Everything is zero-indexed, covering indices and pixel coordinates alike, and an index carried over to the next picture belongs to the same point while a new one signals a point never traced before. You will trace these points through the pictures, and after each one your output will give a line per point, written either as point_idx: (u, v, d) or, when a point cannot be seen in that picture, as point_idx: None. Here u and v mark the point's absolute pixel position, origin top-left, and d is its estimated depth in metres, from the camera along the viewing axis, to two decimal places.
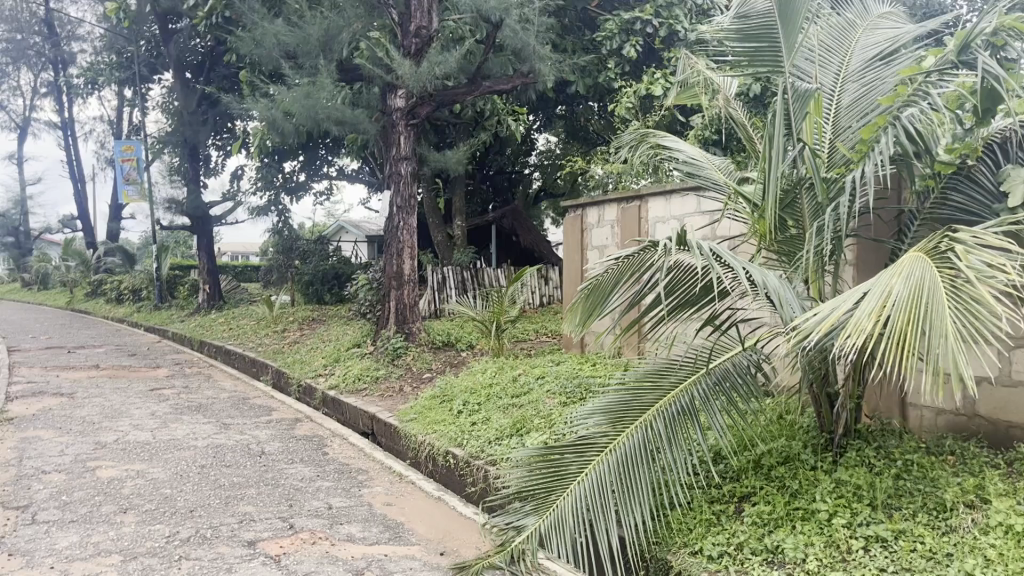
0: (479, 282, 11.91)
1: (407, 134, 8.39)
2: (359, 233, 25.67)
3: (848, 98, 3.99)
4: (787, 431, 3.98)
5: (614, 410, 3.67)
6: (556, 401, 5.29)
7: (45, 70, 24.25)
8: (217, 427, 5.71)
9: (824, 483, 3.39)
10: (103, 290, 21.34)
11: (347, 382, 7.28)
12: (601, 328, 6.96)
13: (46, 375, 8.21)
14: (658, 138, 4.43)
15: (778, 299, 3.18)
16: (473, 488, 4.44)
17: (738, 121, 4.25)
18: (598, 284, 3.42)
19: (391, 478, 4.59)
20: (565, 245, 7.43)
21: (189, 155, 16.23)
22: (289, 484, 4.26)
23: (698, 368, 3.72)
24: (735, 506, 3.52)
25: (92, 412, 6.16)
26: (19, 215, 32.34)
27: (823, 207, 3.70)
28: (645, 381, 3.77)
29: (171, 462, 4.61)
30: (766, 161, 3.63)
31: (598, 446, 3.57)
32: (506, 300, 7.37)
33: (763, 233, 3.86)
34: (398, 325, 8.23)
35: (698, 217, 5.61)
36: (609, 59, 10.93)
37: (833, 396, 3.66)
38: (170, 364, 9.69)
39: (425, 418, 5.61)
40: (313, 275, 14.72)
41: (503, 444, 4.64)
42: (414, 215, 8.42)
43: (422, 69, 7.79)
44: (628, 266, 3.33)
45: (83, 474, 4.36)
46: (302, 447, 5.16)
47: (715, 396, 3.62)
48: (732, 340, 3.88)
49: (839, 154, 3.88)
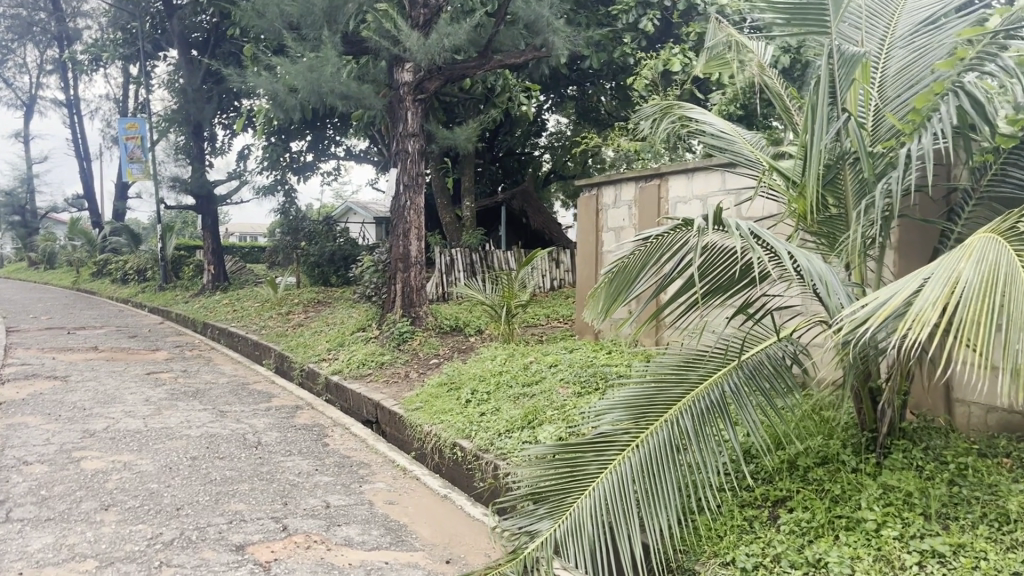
0: (489, 265, 11.57)
1: (415, 110, 8.05)
2: (366, 215, 25.42)
3: (894, 67, 3.63)
4: (822, 428, 3.67)
5: (636, 405, 3.37)
6: (570, 391, 4.98)
7: (50, 48, 23.95)
8: (214, 414, 5.44)
9: (869, 489, 3.08)
10: (108, 269, 21.14)
11: (351, 367, 7.02)
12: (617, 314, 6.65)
13: (41, 357, 7.94)
14: (687, 111, 4.09)
15: (824, 283, 2.87)
16: (481, 483, 4.17)
17: (774, 91, 3.89)
18: (622, 267, 3.10)
19: (394, 472, 4.30)
20: (578, 226, 7.06)
21: (194, 133, 15.93)
22: (285, 479, 3.98)
23: (729, 359, 3.42)
24: (769, 511, 3.22)
25: (84, 397, 5.90)
26: (26, 194, 32.13)
27: (869, 183, 3.35)
28: (670, 373, 3.47)
29: (161, 453, 4.34)
30: (807, 132, 3.25)
31: (620, 444, 3.27)
32: (517, 284, 7.11)
33: (801, 214, 3.50)
34: (405, 309, 7.94)
35: (722, 195, 5.27)
36: (625, 34, 10.57)
37: (877, 393, 3.35)
38: (171, 346, 9.42)
39: (430, 407, 5.33)
40: (320, 256, 14.40)
41: (514, 436, 4.36)
42: (421, 194, 8.10)
43: (430, 41, 7.42)
44: (656, 248, 3.01)
45: (66, 466, 4.08)
46: (301, 437, 4.89)
47: (748, 390, 3.31)
48: (767, 330, 3.58)
49: (885, 126, 3.51)
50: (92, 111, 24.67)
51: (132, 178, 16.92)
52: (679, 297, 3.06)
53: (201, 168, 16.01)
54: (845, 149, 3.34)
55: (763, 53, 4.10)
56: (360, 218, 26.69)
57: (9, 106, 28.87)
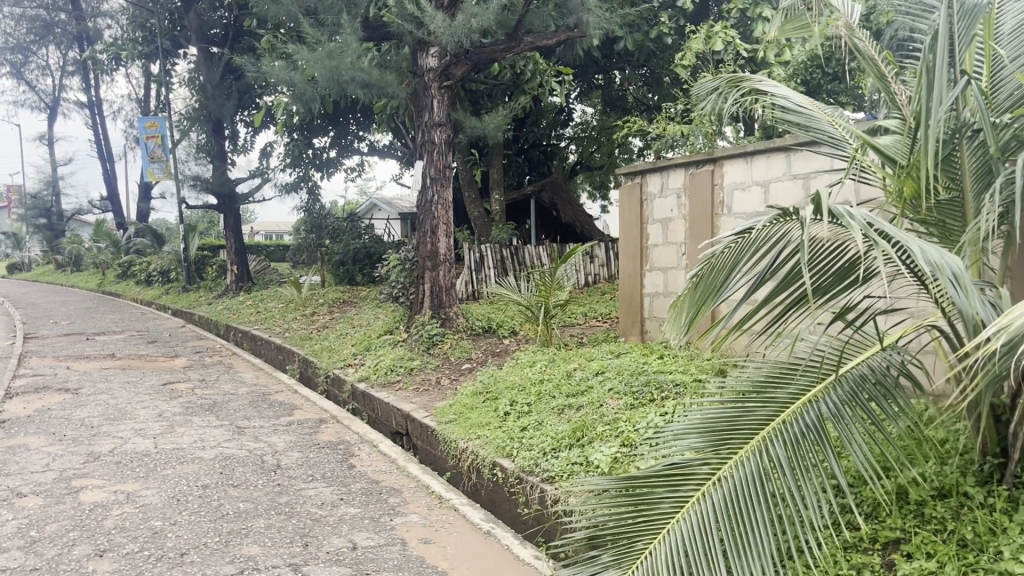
0: (520, 261, 11.04)
1: (441, 98, 7.56)
2: (391, 211, 25.05)
3: (1011, 22, 3.06)
4: (937, 450, 3.10)
5: (716, 430, 2.86)
6: (621, 403, 4.46)
7: (71, 50, 23.75)
8: (231, 431, 4.99)
9: (1012, 532, 2.52)
10: (133, 271, 20.92)
11: (378, 374, 6.55)
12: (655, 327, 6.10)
13: (55, 367, 7.56)
14: (757, 84, 3.52)
15: (958, 282, 2.25)
16: (528, 511, 3.66)
17: (866, 55, 3.26)
18: (709, 270, 2.57)
19: (429, 502, 3.79)
20: (621, 219, 6.46)
21: (215, 130, 15.56)
22: (306, 512, 3.50)
23: (824, 374, 2.87)
24: (883, 558, 2.67)
25: (93, 413, 5.48)
26: (52, 196, 32.09)
27: (993, 160, 2.78)
28: (754, 393, 2.94)
29: (169, 482, 3.89)
30: (920, 101, 2.68)
31: (698, 477, 2.76)
32: (554, 282, 6.58)
33: (909, 198, 2.91)
34: (433, 310, 7.47)
35: (788, 182, 4.73)
36: (662, 13, 9.97)
37: (1004, 413, 2.79)
38: (189, 353, 9.02)
39: (466, 419, 4.84)
40: (344, 254, 13.95)
41: (562, 457, 3.85)
42: (449, 187, 7.59)
43: (457, 22, 6.89)
44: (748, 245, 2.46)
45: (62, 499, 3.65)
46: (324, 459, 4.42)
47: (852, 411, 2.76)
48: (867, 337, 3.02)
49: (1007, 90, 2.94)
50: (114, 112, 24.47)
51: (152, 178, 16.61)
52: (775, 301, 2.50)
53: (222, 166, 15.62)
54: (964, 119, 2.76)
55: (851, 10, 3.47)
56: (385, 215, 26.37)
57: (33, 108, 28.89)
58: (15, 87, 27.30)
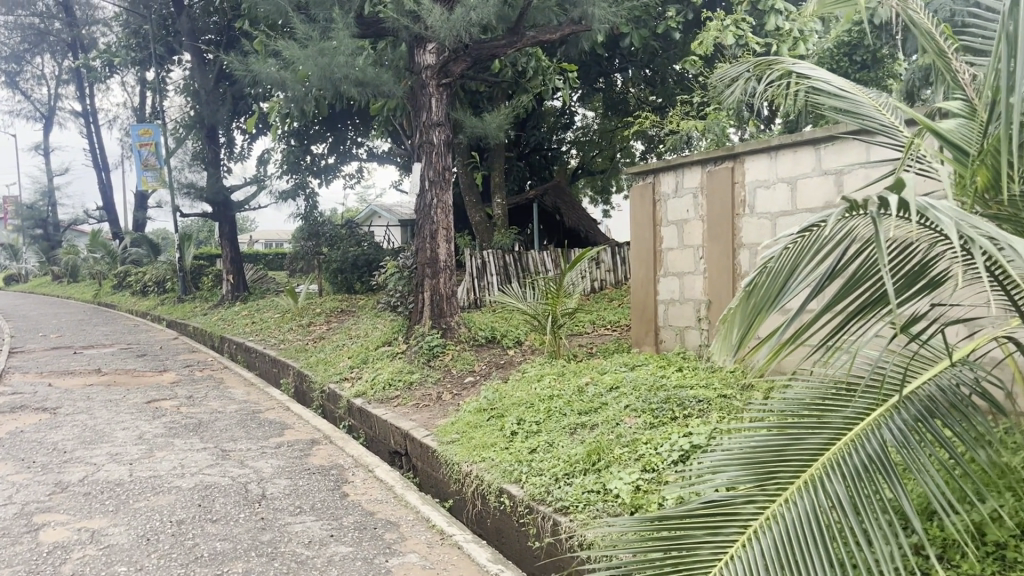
0: (524, 267, 10.66)
1: (440, 96, 7.19)
2: (391, 218, 24.76)
3: None
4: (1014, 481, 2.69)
5: (763, 460, 2.47)
6: (640, 422, 4.06)
7: (65, 58, 23.41)
8: (215, 455, 4.60)
9: None
10: (128, 282, 20.53)
11: (376, 388, 6.15)
12: (672, 339, 5.69)
13: (35, 385, 7.16)
14: (790, 65, 3.09)
15: None
16: (540, 544, 3.27)
17: (920, 27, 2.89)
18: (764, 276, 2.19)
19: (429, 537, 3.40)
20: (633, 220, 6.08)
21: (208, 136, 15.20)
22: (290, 554, 3.11)
23: (886, 397, 2.48)
24: None
25: (68, 436, 5.09)
26: (48, 207, 31.69)
27: None
28: (803, 418, 2.56)
29: (140, 517, 3.50)
30: (996, 75, 2.30)
31: (745, 518, 2.35)
32: (562, 290, 6.16)
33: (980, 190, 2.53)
34: (433, 319, 7.08)
35: (818, 178, 4.37)
36: (669, 7, 9.67)
37: None
38: (179, 367, 8.62)
39: (469, 439, 4.43)
40: (342, 261, 13.57)
41: (576, 484, 3.45)
42: (449, 191, 7.21)
43: (455, 15, 6.51)
44: (807, 246, 2.09)
45: (18, 540, 3.24)
46: (314, 487, 4.02)
47: (919, 438, 2.34)
48: (934, 352, 2.65)
49: None
50: (109, 120, 24.13)
51: (146, 186, 16.23)
52: (839, 309, 2.10)
53: (216, 172, 15.25)
54: None
55: None
56: (385, 222, 26.07)
57: (27, 118, 28.55)
58: (10, 97, 26.98)
